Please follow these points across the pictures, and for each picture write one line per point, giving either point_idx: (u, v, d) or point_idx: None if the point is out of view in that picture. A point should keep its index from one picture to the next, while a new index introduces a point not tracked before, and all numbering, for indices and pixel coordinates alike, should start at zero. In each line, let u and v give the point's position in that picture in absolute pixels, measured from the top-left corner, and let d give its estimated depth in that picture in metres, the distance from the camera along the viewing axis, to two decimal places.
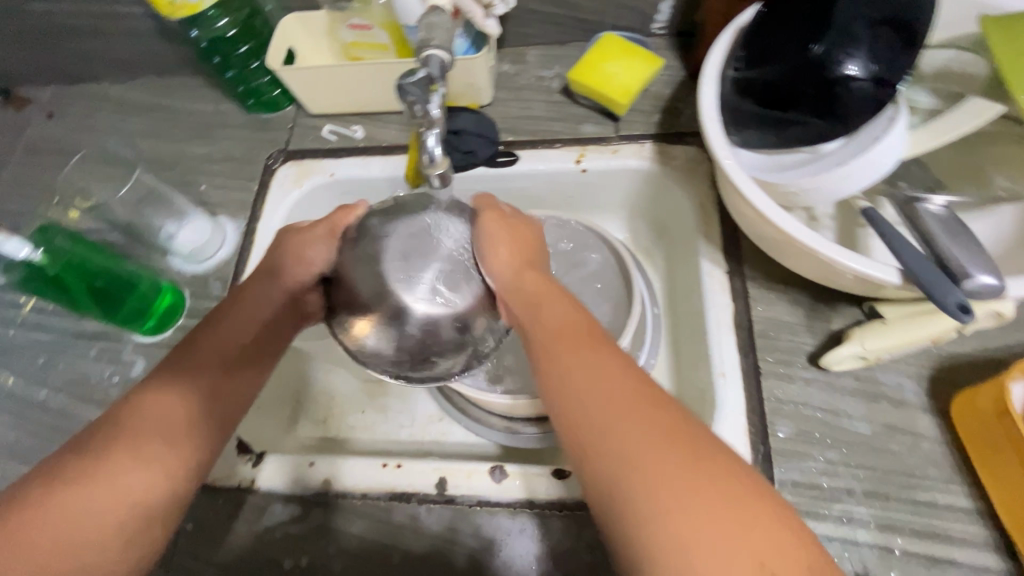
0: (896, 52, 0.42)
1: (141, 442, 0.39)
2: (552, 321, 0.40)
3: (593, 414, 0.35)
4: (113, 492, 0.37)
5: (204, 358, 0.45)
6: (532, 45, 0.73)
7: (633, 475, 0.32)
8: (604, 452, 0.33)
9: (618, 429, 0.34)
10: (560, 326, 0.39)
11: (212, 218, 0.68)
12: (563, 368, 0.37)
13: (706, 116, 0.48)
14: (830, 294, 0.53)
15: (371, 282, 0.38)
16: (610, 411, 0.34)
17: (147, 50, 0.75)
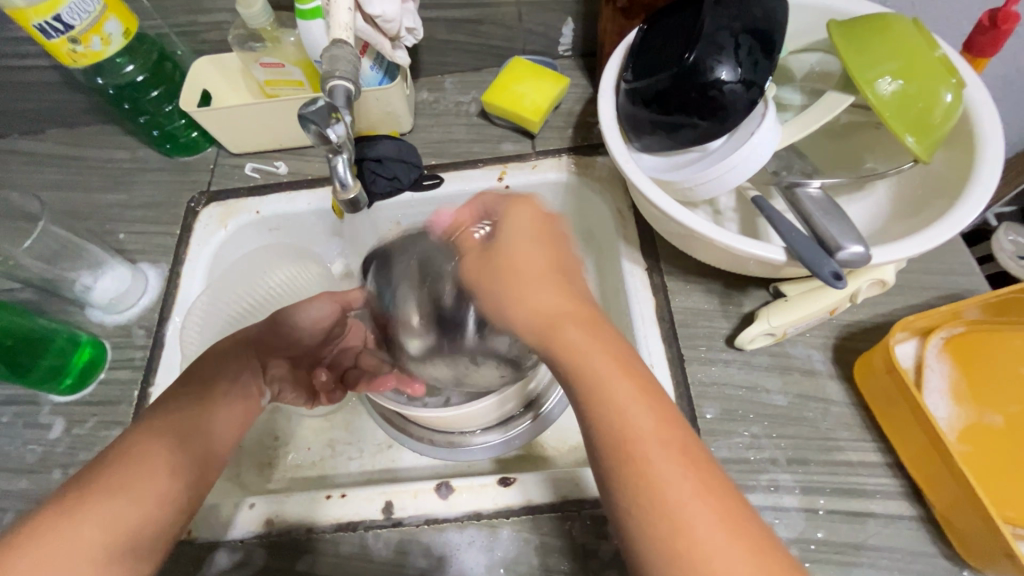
0: (757, 57, 0.47)
1: (141, 457, 0.41)
2: (589, 361, 0.37)
3: (646, 446, 0.35)
4: (108, 518, 0.37)
5: (200, 408, 0.47)
6: (448, 73, 0.76)
7: (660, 479, 0.34)
8: (659, 476, 0.34)
9: (665, 484, 0.33)
10: (613, 369, 0.37)
11: (133, 266, 0.66)
12: (616, 411, 0.36)
13: (605, 128, 0.53)
14: (740, 279, 0.57)
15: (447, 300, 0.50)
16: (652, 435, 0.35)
17: (54, 102, 0.73)
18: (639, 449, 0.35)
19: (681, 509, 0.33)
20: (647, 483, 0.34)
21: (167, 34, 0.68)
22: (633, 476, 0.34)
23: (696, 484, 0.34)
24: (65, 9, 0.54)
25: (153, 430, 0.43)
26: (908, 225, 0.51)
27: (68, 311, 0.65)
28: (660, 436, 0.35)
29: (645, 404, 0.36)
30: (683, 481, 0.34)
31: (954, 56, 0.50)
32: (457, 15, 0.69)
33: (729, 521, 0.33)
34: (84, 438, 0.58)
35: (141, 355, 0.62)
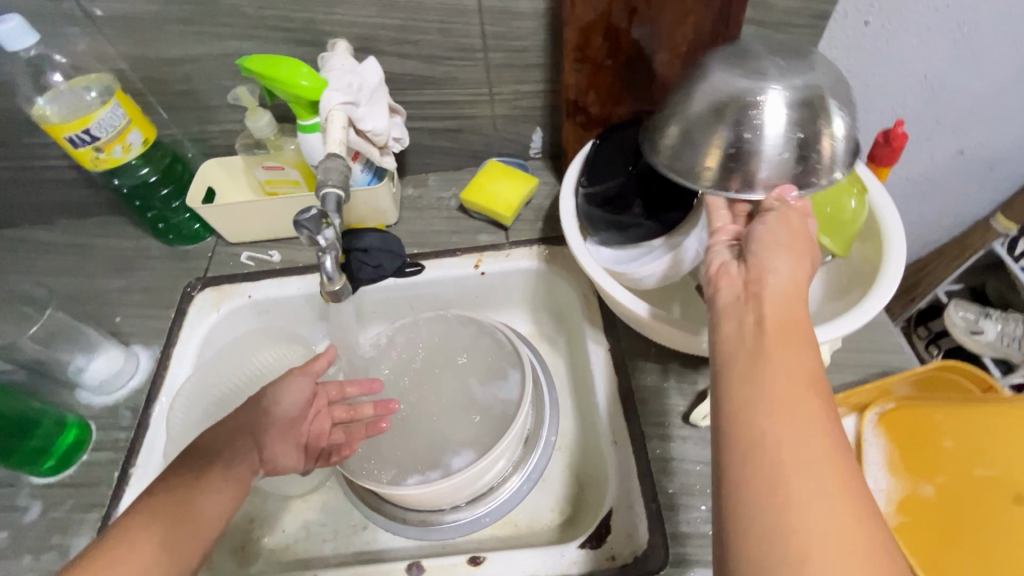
0: None
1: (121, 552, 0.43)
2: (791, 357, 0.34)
3: (791, 415, 0.32)
4: None
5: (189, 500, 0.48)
6: (431, 172, 0.85)
7: (796, 449, 0.31)
8: (777, 435, 0.32)
9: (796, 459, 0.31)
10: (801, 363, 0.34)
11: (127, 348, 0.70)
12: (779, 371, 0.34)
13: (566, 223, 0.60)
14: (694, 359, 0.62)
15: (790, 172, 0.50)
16: (799, 408, 0.33)
17: (69, 197, 0.80)
18: (782, 421, 0.32)
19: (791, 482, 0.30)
20: (762, 447, 0.32)
21: (180, 140, 0.76)
22: (757, 428, 0.33)
23: (835, 484, 0.30)
24: (95, 123, 0.62)
25: (156, 506, 0.46)
26: (832, 310, 0.57)
27: (58, 393, 0.68)
28: (820, 435, 0.32)
29: (812, 395, 0.33)
30: (826, 488, 0.30)
31: (857, 168, 0.59)
32: (440, 125, 0.79)
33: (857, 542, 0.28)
34: (59, 521, 0.58)
35: (126, 436, 0.64)
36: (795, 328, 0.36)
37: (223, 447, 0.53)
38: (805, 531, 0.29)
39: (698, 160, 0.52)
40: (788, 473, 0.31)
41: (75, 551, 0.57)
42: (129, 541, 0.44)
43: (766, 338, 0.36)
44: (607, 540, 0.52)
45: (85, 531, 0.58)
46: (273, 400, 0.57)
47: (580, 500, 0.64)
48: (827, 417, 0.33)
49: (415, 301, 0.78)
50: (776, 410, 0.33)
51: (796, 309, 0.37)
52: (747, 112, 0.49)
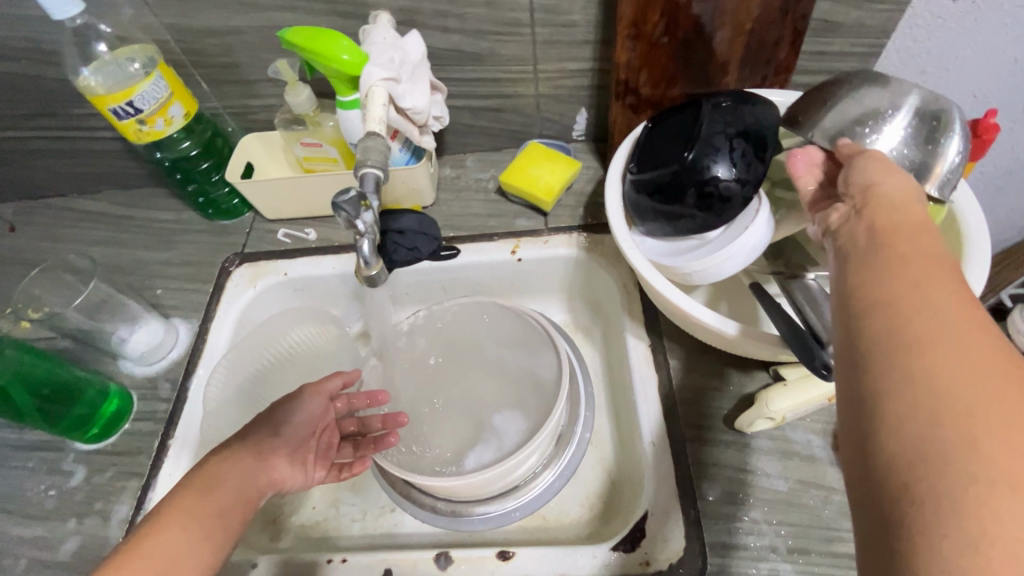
0: (751, 158, 0.51)
1: (149, 546, 0.41)
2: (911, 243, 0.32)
3: (909, 303, 0.28)
4: None
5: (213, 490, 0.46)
6: (470, 152, 0.82)
7: (921, 335, 0.27)
8: (901, 313, 0.28)
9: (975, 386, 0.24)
10: (918, 253, 0.31)
11: (166, 321, 0.71)
12: (889, 271, 0.30)
13: (612, 216, 0.57)
14: (741, 360, 0.59)
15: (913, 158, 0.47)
16: (918, 292, 0.28)
17: (113, 168, 0.81)
18: (946, 343, 0.26)
19: (932, 363, 0.25)
20: (921, 378, 0.25)
21: (220, 114, 0.76)
22: (873, 318, 0.29)
23: (987, 371, 0.25)
24: (138, 96, 0.62)
25: (179, 509, 0.44)
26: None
27: (103, 361, 0.69)
28: (986, 348, 0.26)
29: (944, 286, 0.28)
30: (973, 382, 0.24)
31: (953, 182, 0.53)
32: (481, 104, 0.76)
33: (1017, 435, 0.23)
34: (102, 487, 0.60)
35: (164, 407, 0.65)
36: (917, 237, 0.32)
37: (244, 450, 0.51)
38: (1004, 488, 0.22)
39: (823, 121, 0.50)
40: (967, 408, 0.24)
41: (116, 517, 0.58)
42: (156, 538, 0.42)
43: (898, 259, 0.31)
44: (642, 544, 0.50)
45: (126, 498, 0.59)
46: (285, 415, 0.56)
47: (610, 497, 0.62)
48: (990, 325, 0.27)
49: (449, 286, 0.76)
50: (930, 333, 0.26)
51: (915, 211, 0.34)
52: (860, 93, 0.50)
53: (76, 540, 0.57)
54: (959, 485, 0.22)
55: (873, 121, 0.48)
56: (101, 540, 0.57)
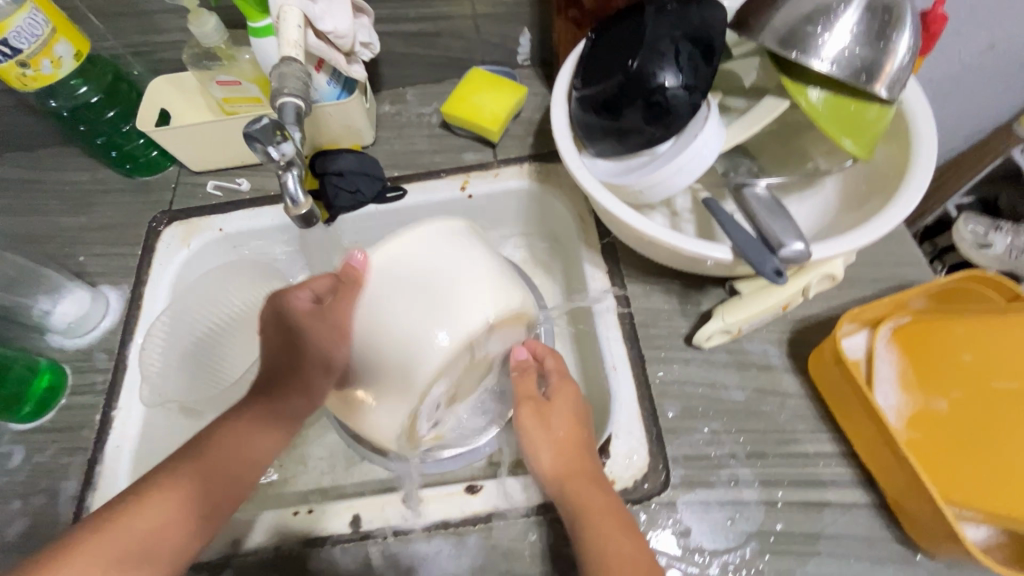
0: (698, 63, 0.48)
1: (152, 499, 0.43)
2: (592, 498, 0.45)
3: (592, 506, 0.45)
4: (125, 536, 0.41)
5: (212, 453, 0.47)
6: (409, 85, 0.77)
7: (606, 535, 0.43)
8: (590, 517, 0.44)
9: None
10: (601, 504, 0.45)
11: (93, 289, 0.65)
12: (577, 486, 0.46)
13: (559, 135, 0.54)
14: (698, 280, 0.59)
15: (863, 54, 0.45)
16: (604, 511, 0.44)
17: (8, 125, 0.72)
18: (587, 491, 0.45)
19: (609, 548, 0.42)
20: (580, 508, 0.45)
21: (122, 54, 0.68)
22: (589, 525, 0.44)
23: (625, 541, 0.43)
24: (12, 32, 0.53)
25: (191, 469, 0.45)
26: (849, 222, 0.53)
27: (28, 337, 0.64)
28: (605, 505, 0.45)
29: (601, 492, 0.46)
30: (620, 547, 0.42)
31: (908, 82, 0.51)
32: (414, 28, 0.70)
33: (618, 524, 0.44)
34: (45, 466, 0.57)
35: (103, 378, 0.61)
36: (577, 459, 0.48)
37: (249, 426, 0.50)
38: (599, 509, 0.45)
39: (775, 18, 0.47)
40: (586, 490, 0.46)
41: (64, 494, 0.55)
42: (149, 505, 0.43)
43: (574, 468, 0.47)
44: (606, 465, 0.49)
45: (72, 475, 0.56)
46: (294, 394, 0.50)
47: None
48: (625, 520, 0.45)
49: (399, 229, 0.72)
50: (573, 466, 0.47)
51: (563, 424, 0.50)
52: None
53: (24, 521, 0.55)
54: (602, 553, 0.42)
55: (825, 18, 0.45)
56: (51, 519, 0.55)
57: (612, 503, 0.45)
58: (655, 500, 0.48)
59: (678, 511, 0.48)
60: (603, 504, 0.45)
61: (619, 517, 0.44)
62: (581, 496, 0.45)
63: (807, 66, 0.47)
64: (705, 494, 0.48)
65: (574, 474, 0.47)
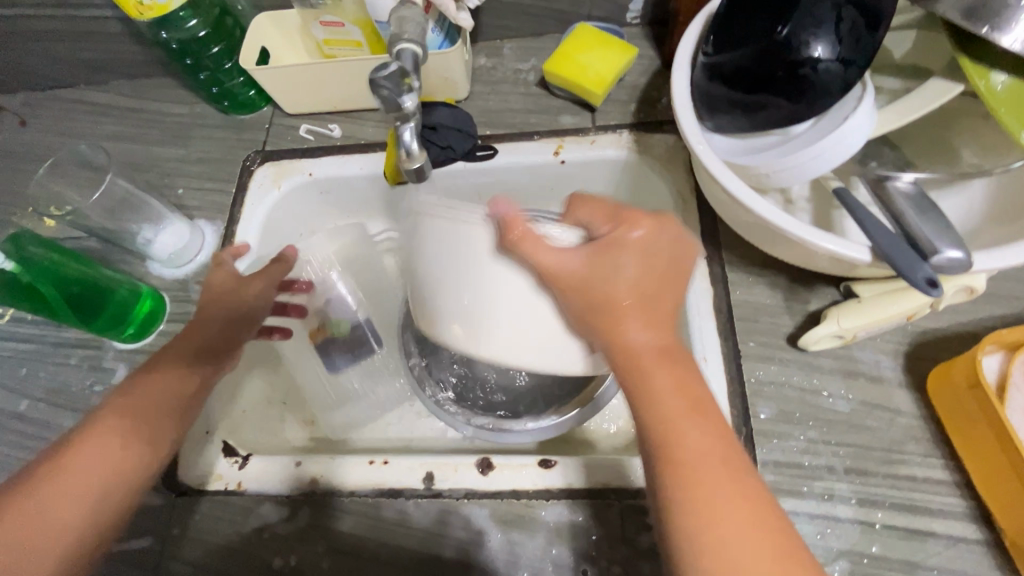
0: (861, 33, 0.42)
1: (97, 435, 0.44)
2: (689, 446, 0.37)
3: (690, 459, 0.36)
4: (77, 473, 0.42)
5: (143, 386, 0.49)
6: (507, 38, 0.73)
7: (704, 505, 0.35)
8: (680, 469, 0.36)
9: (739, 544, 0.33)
10: (696, 452, 0.37)
11: (191, 222, 0.67)
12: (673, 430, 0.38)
13: (678, 104, 0.49)
14: (808, 276, 0.54)
15: None
16: (699, 459, 0.36)
17: (117, 53, 0.74)
18: (681, 428, 0.37)
19: (708, 509, 0.34)
20: (671, 421, 0.38)
21: None
22: (680, 484, 0.36)
23: (735, 504, 0.35)
24: None
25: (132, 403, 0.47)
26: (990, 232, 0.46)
27: (132, 263, 0.67)
28: (710, 458, 0.36)
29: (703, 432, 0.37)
30: (732, 508, 0.35)
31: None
32: None
33: (726, 482, 0.35)
34: None
35: None
36: (673, 391, 0.39)
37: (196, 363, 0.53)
38: (688, 455, 0.37)
39: None
40: (688, 448, 0.37)
41: None
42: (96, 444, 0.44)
43: (664, 403, 0.38)
44: None
45: None
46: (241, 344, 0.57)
47: None
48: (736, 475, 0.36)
49: (483, 188, 0.70)
50: (670, 386, 0.39)
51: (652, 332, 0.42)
52: None
53: None
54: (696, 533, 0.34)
55: None
56: None
57: (717, 446, 0.37)
58: None
59: None
60: (692, 390, 0.39)
61: (733, 475, 0.36)
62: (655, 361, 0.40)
63: (994, 43, 0.40)
64: (795, 504, 0.46)
65: (617, 319, 0.41)
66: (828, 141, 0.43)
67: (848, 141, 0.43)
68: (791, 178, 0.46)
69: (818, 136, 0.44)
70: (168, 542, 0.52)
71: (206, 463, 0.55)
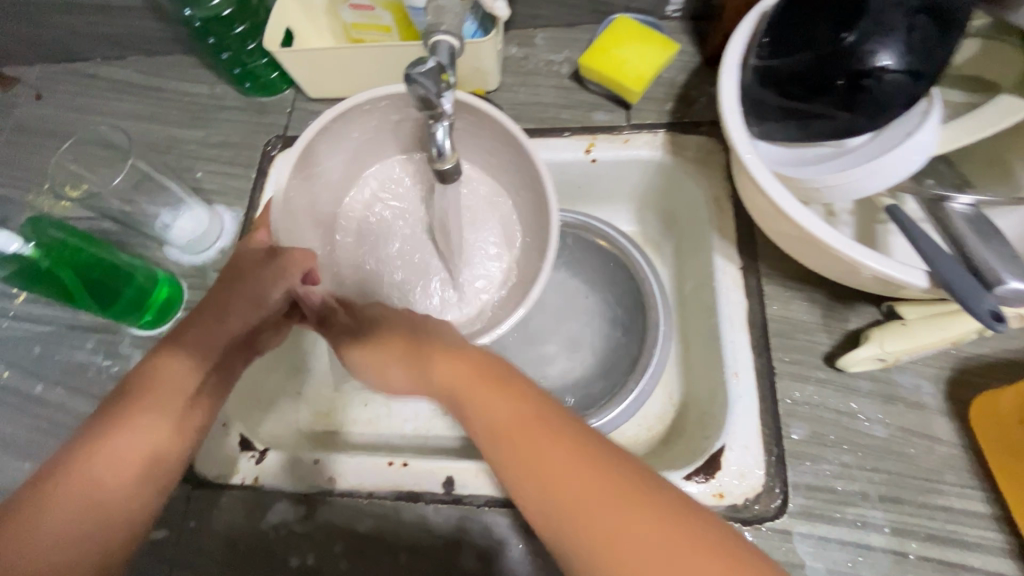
0: (933, 43, 0.40)
1: (120, 430, 0.39)
2: (562, 485, 0.31)
3: (572, 496, 0.31)
4: (108, 462, 0.37)
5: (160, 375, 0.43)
6: (540, 27, 0.70)
7: (604, 542, 0.29)
8: (572, 522, 0.30)
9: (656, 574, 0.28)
10: (564, 491, 0.31)
11: (210, 207, 0.66)
12: (538, 481, 0.32)
13: (726, 109, 0.45)
14: (847, 293, 0.52)
15: None
16: (579, 494, 0.31)
17: (137, 27, 0.71)
18: (541, 471, 0.32)
19: (621, 547, 0.29)
20: (539, 470, 0.32)
21: None
22: (580, 539, 0.30)
23: (639, 521, 0.29)
24: None
25: (146, 401, 0.41)
26: None
27: (149, 247, 0.66)
28: (585, 486, 0.31)
29: (580, 461, 0.32)
30: (634, 531, 0.29)
31: None
32: None
33: (617, 507, 0.30)
34: None
35: None
36: (521, 442, 0.34)
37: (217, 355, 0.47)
38: (565, 495, 0.31)
39: None
40: (557, 489, 0.32)
41: None
42: (118, 441, 0.38)
43: (517, 456, 0.34)
44: (715, 478, 0.46)
45: None
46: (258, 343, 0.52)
47: (672, 422, 0.60)
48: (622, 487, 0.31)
49: None
50: (515, 438, 0.35)
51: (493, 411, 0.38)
52: None
53: None
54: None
55: None
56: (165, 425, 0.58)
57: (589, 466, 0.32)
58: (769, 525, 0.45)
59: (793, 542, 0.44)
60: (527, 441, 0.34)
61: (624, 492, 0.31)
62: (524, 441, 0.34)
63: None
64: (827, 530, 0.44)
65: (493, 430, 0.36)
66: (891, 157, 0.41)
67: (911, 156, 0.41)
68: (846, 195, 0.44)
69: (879, 151, 0.42)
70: (185, 535, 0.52)
71: (221, 459, 0.54)
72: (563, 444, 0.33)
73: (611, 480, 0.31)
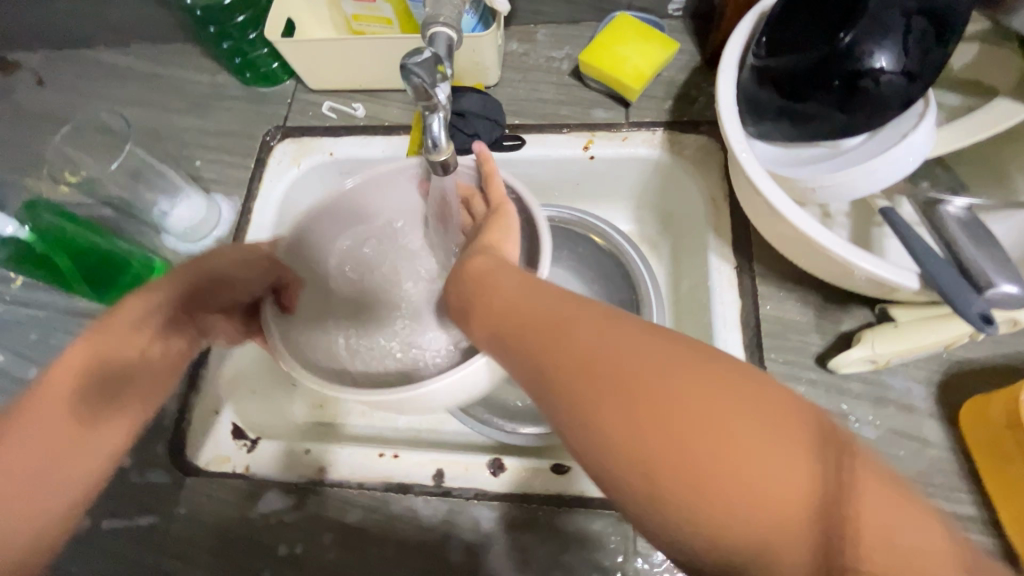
0: (930, 44, 0.39)
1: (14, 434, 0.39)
2: (626, 365, 0.29)
3: (646, 377, 0.28)
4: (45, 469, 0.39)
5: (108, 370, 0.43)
6: (542, 23, 0.70)
7: (669, 432, 0.26)
8: (633, 402, 0.28)
9: (736, 473, 0.25)
10: (630, 369, 0.29)
11: (208, 196, 0.66)
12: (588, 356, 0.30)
13: (724, 107, 0.46)
14: (841, 294, 0.52)
15: None
16: (655, 378, 0.28)
17: (140, 15, 0.72)
18: (598, 344, 0.30)
19: (685, 426, 0.26)
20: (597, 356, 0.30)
21: None
22: (635, 423, 0.27)
23: (714, 419, 0.26)
24: None
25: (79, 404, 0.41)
26: None
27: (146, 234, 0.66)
28: (650, 364, 0.29)
29: (646, 342, 0.30)
30: (722, 430, 0.26)
31: None
32: None
33: (695, 396, 0.27)
34: None
35: None
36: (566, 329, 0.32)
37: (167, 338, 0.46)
38: (625, 371, 0.29)
39: None
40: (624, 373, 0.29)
41: None
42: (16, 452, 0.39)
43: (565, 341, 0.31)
44: None
45: None
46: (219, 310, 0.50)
47: None
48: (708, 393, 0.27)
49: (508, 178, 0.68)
50: (566, 334, 0.32)
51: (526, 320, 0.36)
52: None
53: None
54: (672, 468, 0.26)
55: None
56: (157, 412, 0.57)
57: (663, 357, 0.29)
58: None
59: None
60: (578, 333, 0.31)
61: (720, 387, 0.27)
62: (577, 339, 0.31)
63: None
64: None
65: (554, 333, 0.32)
66: (886, 160, 0.41)
67: (905, 157, 0.42)
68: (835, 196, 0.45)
69: (872, 153, 0.43)
70: (175, 521, 0.52)
71: (216, 445, 0.55)
72: (632, 338, 0.30)
73: (692, 369, 0.28)
